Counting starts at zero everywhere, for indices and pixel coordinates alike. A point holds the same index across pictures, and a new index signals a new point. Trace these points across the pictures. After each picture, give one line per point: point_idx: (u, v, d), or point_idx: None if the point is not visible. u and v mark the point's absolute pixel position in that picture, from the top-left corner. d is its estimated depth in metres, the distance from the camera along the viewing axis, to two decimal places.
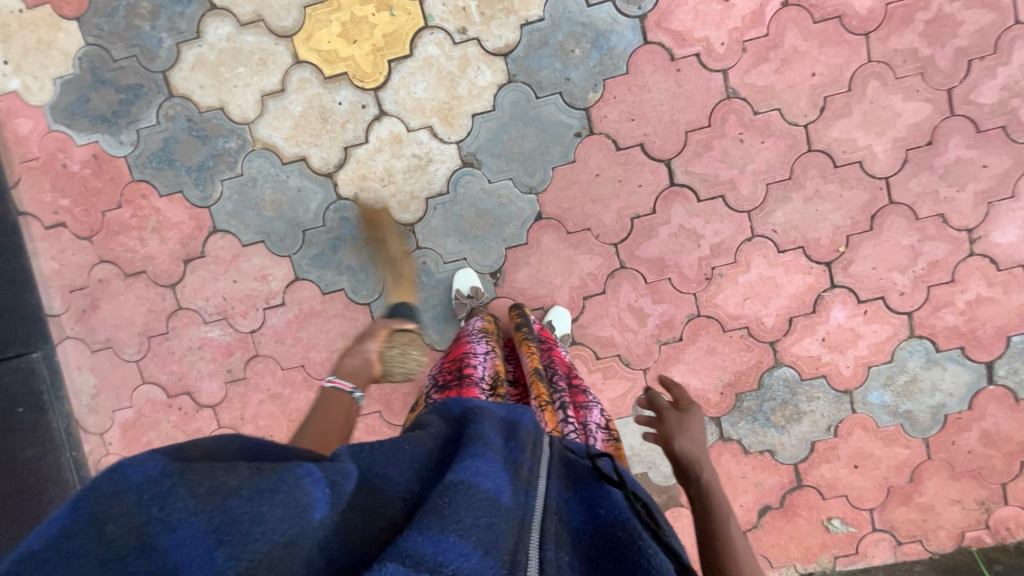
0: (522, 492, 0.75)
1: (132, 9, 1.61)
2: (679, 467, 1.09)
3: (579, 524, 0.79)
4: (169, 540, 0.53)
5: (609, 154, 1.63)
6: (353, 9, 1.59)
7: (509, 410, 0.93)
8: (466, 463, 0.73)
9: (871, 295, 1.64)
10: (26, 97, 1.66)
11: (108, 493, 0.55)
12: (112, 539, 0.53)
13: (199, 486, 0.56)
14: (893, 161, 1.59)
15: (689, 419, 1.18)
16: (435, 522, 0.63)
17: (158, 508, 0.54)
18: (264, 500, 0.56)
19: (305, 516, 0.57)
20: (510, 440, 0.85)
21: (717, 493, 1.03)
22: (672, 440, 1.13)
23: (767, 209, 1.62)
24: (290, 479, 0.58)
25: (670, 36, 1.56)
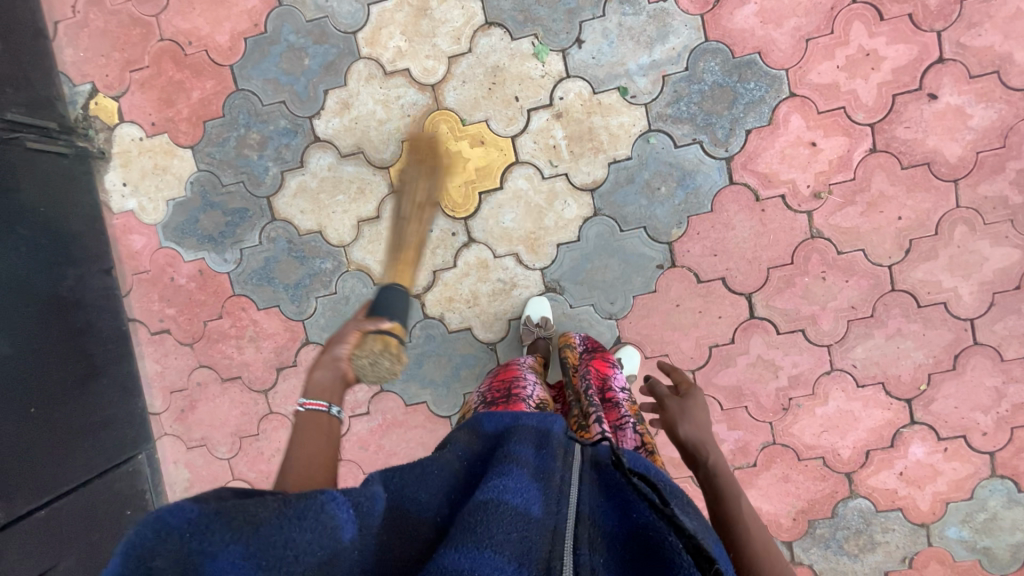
0: (554, 500, 0.82)
1: (242, 140, 1.72)
2: (685, 452, 1.08)
3: (613, 527, 0.83)
4: (215, 564, 0.63)
5: (690, 286, 1.67)
6: (448, 144, 1.68)
7: (540, 420, 0.99)
8: (492, 487, 0.80)
9: (952, 433, 1.64)
10: (141, 216, 1.79)
11: (165, 530, 0.62)
12: (170, 564, 0.62)
13: (234, 519, 0.64)
14: (979, 304, 1.59)
15: (690, 401, 1.16)
16: (469, 538, 0.70)
17: (202, 539, 0.62)
18: (293, 526, 0.66)
19: (331, 536, 0.68)
20: (542, 451, 0.93)
21: (726, 472, 1.01)
22: (675, 426, 1.11)
23: (847, 344, 1.64)
24: (313, 508, 0.68)
25: (756, 177, 1.60)
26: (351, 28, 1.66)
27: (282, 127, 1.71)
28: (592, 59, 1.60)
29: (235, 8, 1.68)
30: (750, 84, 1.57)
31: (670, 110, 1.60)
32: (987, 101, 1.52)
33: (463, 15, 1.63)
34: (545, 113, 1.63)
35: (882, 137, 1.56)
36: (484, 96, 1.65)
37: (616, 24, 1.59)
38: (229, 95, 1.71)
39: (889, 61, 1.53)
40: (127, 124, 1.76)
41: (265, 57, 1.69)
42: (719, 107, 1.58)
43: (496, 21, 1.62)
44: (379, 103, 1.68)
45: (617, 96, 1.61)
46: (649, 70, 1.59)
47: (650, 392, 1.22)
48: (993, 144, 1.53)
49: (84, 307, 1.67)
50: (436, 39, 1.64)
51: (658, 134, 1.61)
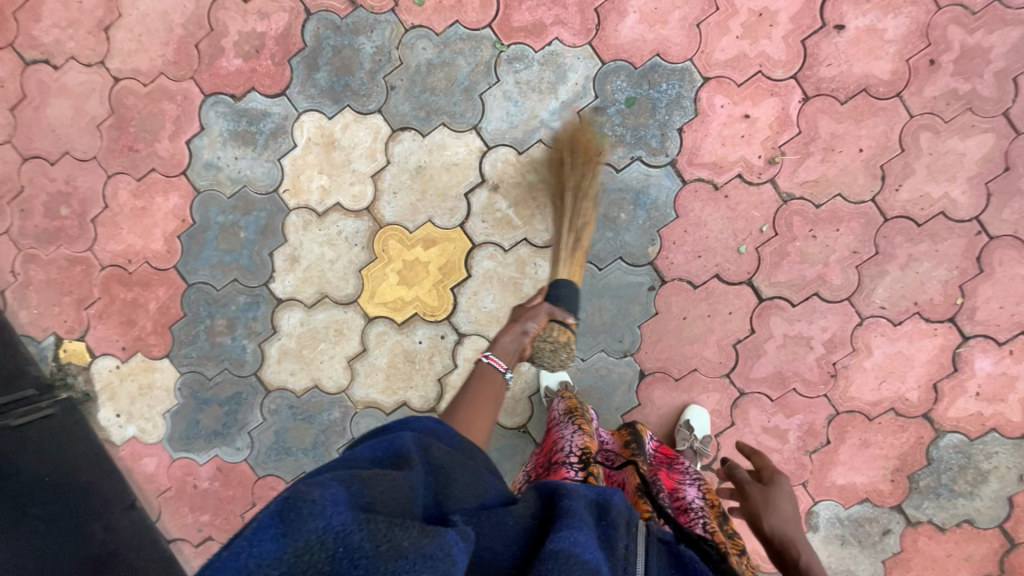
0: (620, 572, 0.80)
1: (210, 329, 1.71)
2: (774, 548, 1.08)
3: None
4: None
5: (689, 294, 1.61)
6: (403, 256, 1.65)
7: (599, 491, 0.87)
8: (561, 538, 0.70)
9: (1011, 334, 1.54)
10: (144, 437, 1.77)
11: (311, 532, 0.54)
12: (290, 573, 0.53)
13: (379, 544, 0.55)
14: (977, 199, 1.52)
15: (776, 492, 1.17)
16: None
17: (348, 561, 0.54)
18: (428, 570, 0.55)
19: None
20: (603, 520, 0.83)
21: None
22: (760, 517, 1.13)
23: (866, 289, 1.57)
24: (444, 547, 0.58)
25: (706, 169, 1.56)
26: (271, 186, 1.65)
27: (244, 302, 1.69)
28: (505, 125, 1.58)
29: (157, 212, 1.68)
30: (662, 86, 1.54)
31: (597, 140, 1.57)
32: (893, 11, 1.49)
33: (369, 132, 1.61)
34: (482, 190, 1.61)
35: (810, 83, 1.52)
36: (419, 198, 1.63)
37: (514, 83, 1.57)
38: (183, 293, 1.70)
39: (783, 12, 1.51)
40: (99, 358, 1.75)
41: (203, 246, 1.68)
42: (642, 119, 1.56)
43: (403, 125, 1.60)
44: (324, 244, 1.66)
45: (543, 148, 1.58)
46: (562, 112, 1.57)
47: (729, 475, 1.23)
48: (918, 46, 1.49)
49: (121, 555, 1.62)
50: (353, 165, 1.63)
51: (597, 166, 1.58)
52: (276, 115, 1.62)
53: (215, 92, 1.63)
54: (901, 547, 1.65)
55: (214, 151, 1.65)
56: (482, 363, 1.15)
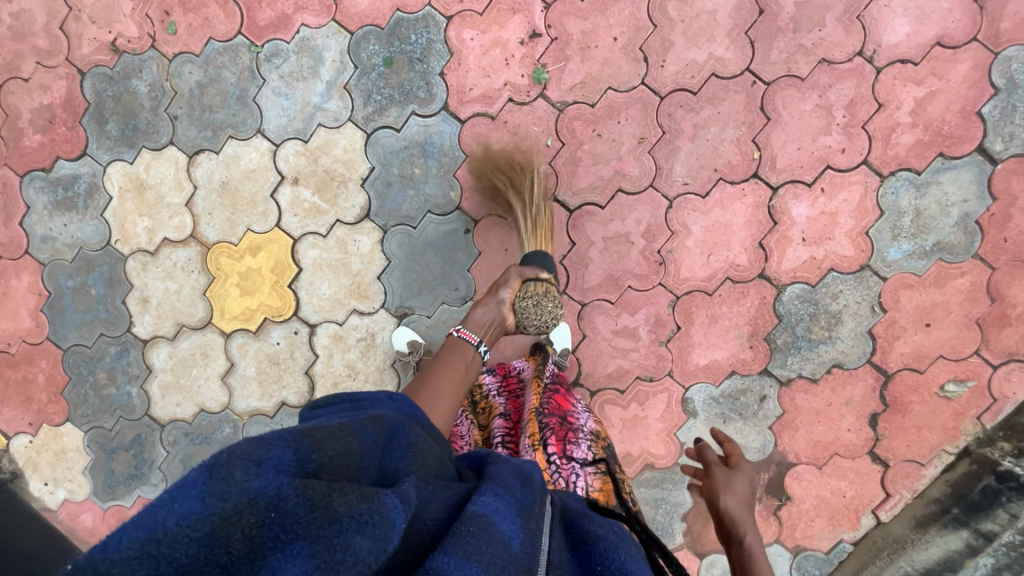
0: (529, 543, 0.74)
1: (96, 384, 1.83)
2: (721, 525, 1.03)
3: (574, 573, 0.78)
4: (281, 560, 0.54)
5: (504, 227, 1.65)
6: (236, 269, 1.73)
7: (520, 464, 0.86)
8: (483, 504, 0.74)
9: (816, 171, 1.53)
10: (74, 497, 1.91)
11: (236, 495, 0.53)
12: (227, 550, 0.52)
13: (315, 511, 0.56)
14: (742, 50, 1.51)
15: (738, 475, 1.09)
16: (462, 547, 0.67)
17: (278, 527, 0.54)
18: (356, 531, 0.57)
19: (389, 546, 0.58)
20: (525, 489, 0.82)
21: (761, 562, 0.97)
22: (716, 497, 1.05)
23: (665, 170, 1.57)
24: (382, 511, 0.59)
25: (478, 103, 1.59)
26: (103, 241, 1.76)
27: (116, 352, 1.81)
28: (284, 120, 1.65)
29: (17, 293, 1.81)
30: (412, 37, 1.58)
31: (371, 107, 1.62)
32: None
33: (170, 164, 1.70)
34: (285, 186, 1.68)
35: None
36: (233, 211, 1.71)
37: (279, 78, 1.63)
38: (63, 359, 1.83)
39: None
40: (14, 437, 1.90)
41: (64, 312, 1.80)
42: (405, 74, 1.59)
43: (197, 148, 1.69)
44: (165, 278, 1.76)
45: (325, 130, 1.64)
46: (331, 91, 1.62)
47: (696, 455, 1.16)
48: None
49: None
50: (166, 199, 1.72)
51: (379, 132, 1.62)
52: (85, 175, 1.73)
53: (28, 170, 1.74)
54: (781, 410, 1.65)
55: (46, 224, 1.77)
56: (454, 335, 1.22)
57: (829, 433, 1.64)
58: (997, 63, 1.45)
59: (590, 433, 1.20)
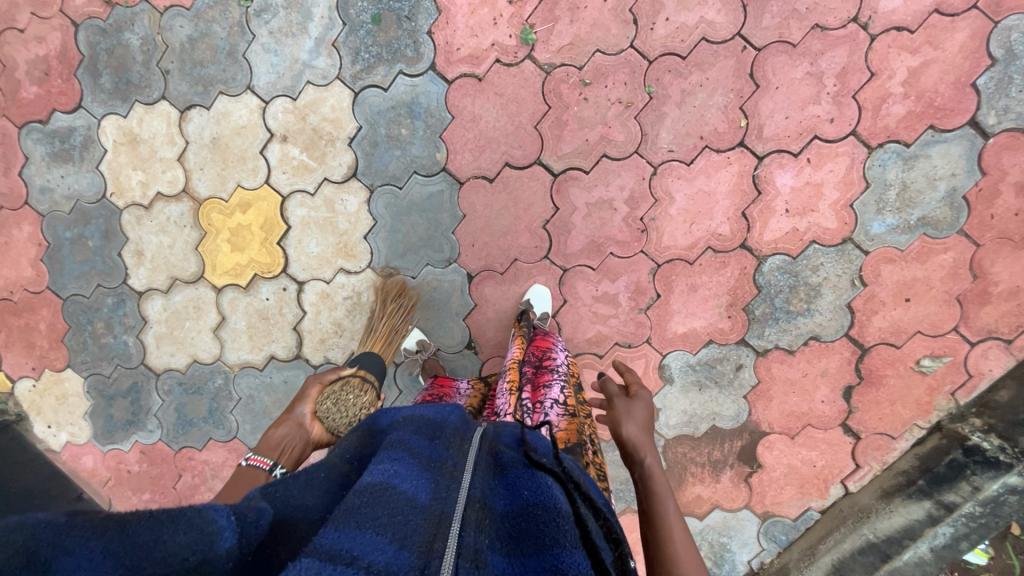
0: (444, 488, 0.78)
1: (95, 333, 1.90)
2: (626, 451, 1.09)
3: (504, 507, 0.80)
4: (66, 563, 0.60)
5: (488, 190, 1.66)
6: (227, 225, 1.77)
7: (437, 411, 0.95)
8: (381, 471, 0.77)
9: (804, 141, 1.51)
10: (77, 439, 2.00)
11: (30, 524, 0.61)
12: (7, 567, 0.58)
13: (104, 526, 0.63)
14: (734, 14, 1.48)
15: (637, 404, 1.18)
16: (353, 518, 0.68)
17: (54, 540, 0.61)
18: (168, 528, 0.62)
19: (214, 539, 0.62)
20: (435, 442, 0.88)
21: (659, 478, 1.01)
22: (619, 426, 1.12)
23: (651, 137, 1.56)
24: (198, 512, 0.63)
25: (466, 63, 1.58)
26: (99, 193, 1.80)
27: (113, 302, 1.87)
28: (273, 77, 1.66)
29: (18, 243, 1.87)
30: None
31: (358, 65, 1.62)
32: None
33: (163, 119, 1.72)
34: (274, 143, 1.70)
35: None
36: (224, 167, 1.73)
37: (268, 34, 1.63)
38: (63, 308, 1.90)
39: None
40: (19, 381, 1.98)
41: (63, 262, 1.86)
42: (392, 32, 1.59)
43: (188, 104, 1.70)
44: (159, 232, 1.80)
45: (314, 88, 1.65)
46: (319, 48, 1.62)
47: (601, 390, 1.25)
48: None
49: None
50: (159, 154, 1.75)
51: (366, 91, 1.63)
52: (81, 128, 1.76)
53: (25, 122, 1.78)
54: (756, 379, 1.67)
55: (43, 175, 1.81)
56: (242, 466, 1.05)
57: (803, 404, 1.66)
58: (997, 33, 1.41)
59: (563, 374, 1.24)
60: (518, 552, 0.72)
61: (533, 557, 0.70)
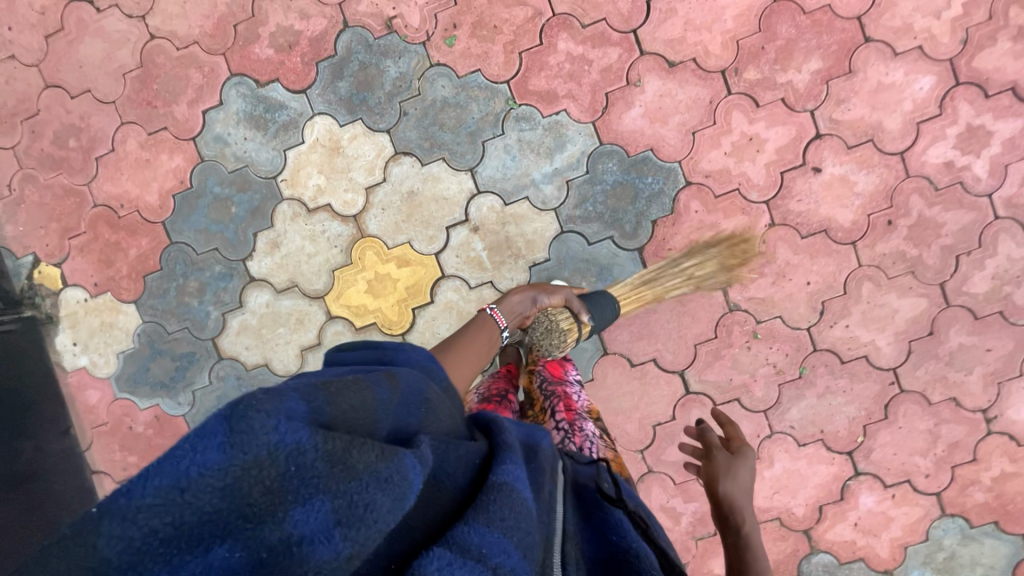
0: (546, 513, 0.82)
1: (181, 289, 1.79)
2: (721, 512, 1.09)
3: (591, 551, 0.88)
4: (298, 516, 0.49)
5: (625, 370, 1.73)
6: (376, 268, 1.75)
7: (527, 431, 0.95)
8: (508, 470, 0.75)
9: (896, 478, 1.69)
10: (94, 370, 1.85)
11: (259, 450, 0.48)
12: (246, 500, 0.48)
13: (335, 462, 0.51)
14: (898, 353, 1.66)
15: (741, 461, 1.15)
16: (483, 516, 0.66)
17: (299, 477, 0.49)
18: (378, 490, 0.53)
19: (406, 507, 0.56)
20: (532, 462, 0.88)
21: (757, 542, 1.03)
22: (717, 481, 1.11)
23: (782, 406, 1.70)
24: (402, 469, 0.56)
25: (669, 263, 1.68)
26: (271, 172, 1.74)
27: (218, 272, 1.78)
28: (498, 174, 1.69)
29: (160, 168, 1.77)
30: (648, 179, 1.66)
31: (578, 211, 1.68)
32: (868, 167, 1.61)
33: (374, 148, 1.71)
34: (463, 228, 1.71)
35: (779, 212, 1.64)
36: (404, 220, 1.73)
37: (516, 139, 1.68)
38: (165, 249, 1.79)
39: (771, 142, 1.62)
40: (70, 287, 1.82)
41: (194, 210, 1.77)
42: (623, 203, 1.67)
43: (406, 150, 1.71)
44: (307, 238, 1.75)
45: (528, 205, 1.69)
46: (553, 177, 1.68)
47: (699, 436, 1.21)
48: (881, 205, 1.62)
49: (43, 476, 1.70)
50: (351, 173, 1.72)
51: (571, 234, 1.69)
52: (292, 109, 1.72)
53: (241, 73, 1.72)
54: None
55: (226, 127, 1.74)
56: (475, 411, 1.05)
57: None
58: None
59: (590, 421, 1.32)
60: None
61: None
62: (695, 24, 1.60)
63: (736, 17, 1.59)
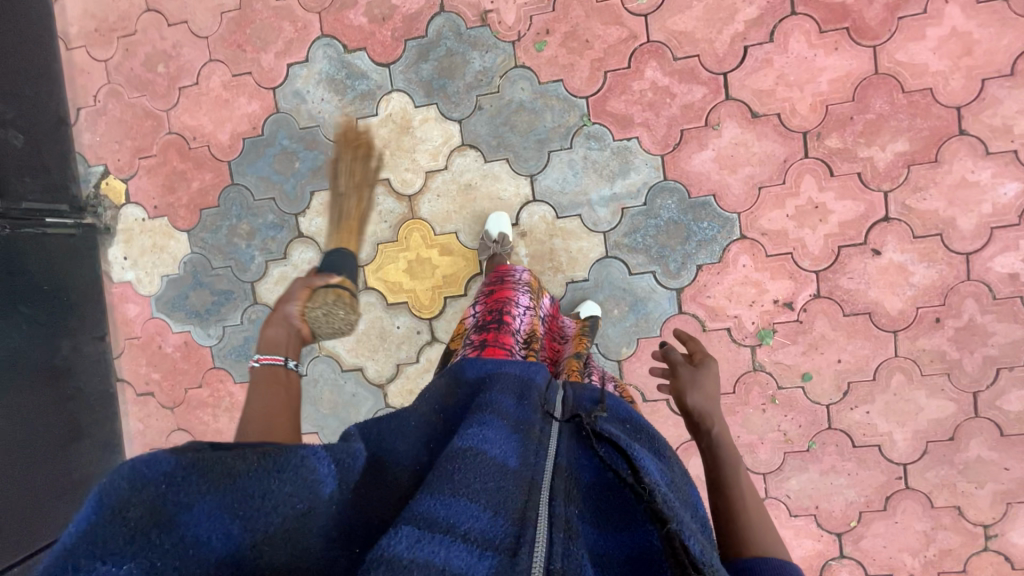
0: (534, 452, 0.85)
1: (233, 229, 1.86)
2: (691, 421, 1.11)
3: (590, 479, 0.83)
4: (191, 518, 0.58)
5: (637, 403, 1.75)
6: (419, 251, 1.79)
7: (523, 369, 1.05)
8: (470, 437, 0.83)
9: (880, 571, 1.68)
10: (137, 287, 1.94)
11: (127, 487, 0.57)
12: (131, 524, 0.56)
13: (211, 471, 0.61)
14: (913, 450, 1.64)
15: (703, 374, 1.18)
16: (446, 487, 0.73)
17: (179, 490, 0.59)
18: (274, 479, 0.63)
19: (315, 487, 0.66)
20: (523, 401, 0.97)
21: (727, 443, 1.05)
22: (684, 393, 1.14)
23: (783, 474, 1.70)
24: (293, 459, 0.66)
25: (704, 310, 1.68)
26: (339, 137, 1.78)
27: (270, 221, 1.84)
28: (556, 187, 1.70)
29: (236, 111, 1.82)
30: (703, 223, 1.65)
31: (626, 239, 1.68)
32: (929, 260, 1.57)
33: (442, 135, 1.74)
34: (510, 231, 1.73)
35: (827, 284, 1.62)
36: (455, 211, 1.76)
37: (582, 157, 1.68)
38: (225, 188, 1.85)
39: (836, 214, 1.59)
40: (132, 205, 1.91)
41: (259, 157, 1.82)
42: (673, 242, 1.67)
43: (472, 144, 1.73)
44: (359, 208, 1.80)
45: (579, 223, 1.70)
46: (610, 201, 1.68)
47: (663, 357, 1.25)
48: (932, 300, 1.59)
49: (75, 376, 1.81)
50: (415, 155, 1.75)
51: (614, 260, 1.70)
52: (372, 81, 1.75)
53: (331, 35, 1.75)
54: None
55: (307, 84, 1.78)
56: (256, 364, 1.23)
57: None
58: None
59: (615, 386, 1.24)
60: (608, 524, 0.77)
61: (622, 532, 0.76)
62: (788, 79, 1.57)
63: (831, 81, 1.56)
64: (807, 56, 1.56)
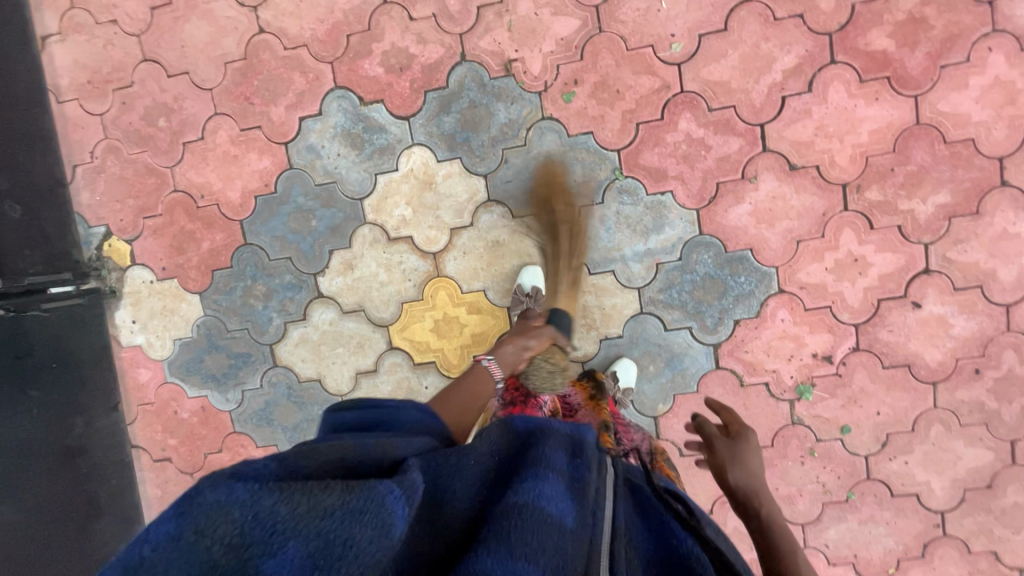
0: (589, 513, 0.82)
1: (248, 290, 1.78)
2: (736, 501, 1.04)
3: (647, 551, 0.84)
4: (269, 563, 0.59)
5: (674, 457, 1.72)
6: (446, 309, 1.72)
7: (574, 428, 1.00)
8: (527, 490, 0.79)
9: None
10: (148, 351, 1.84)
11: (209, 513, 0.57)
12: (211, 561, 0.57)
13: (297, 506, 0.60)
14: (951, 497, 1.64)
15: (742, 444, 1.11)
16: (504, 546, 0.69)
17: (262, 531, 0.59)
18: (354, 522, 0.62)
19: (391, 530, 0.64)
20: (576, 459, 0.92)
21: (780, 526, 0.99)
22: (725, 471, 1.07)
23: (821, 524, 1.70)
24: (377, 497, 0.64)
25: (742, 364, 1.65)
26: (358, 194, 1.70)
27: (287, 281, 1.76)
28: (589, 242, 1.64)
29: (246, 167, 1.73)
30: (741, 278, 1.61)
31: (662, 295, 1.64)
32: (969, 312, 1.55)
33: (467, 191, 1.66)
34: None
35: (866, 337, 1.60)
36: (483, 268, 1.69)
37: (614, 212, 1.62)
38: (238, 248, 1.76)
39: (876, 267, 1.56)
40: (137, 266, 1.81)
41: (274, 216, 1.73)
42: (710, 297, 1.62)
43: (499, 199, 1.66)
44: (382, 266, 1.72)
45: (612, 279, 1.65)
46: (644, 257, 1.63)
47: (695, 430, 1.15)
48: (972, 351, 1.57)
49: (89, 452, 1.72)
50: (439, 211, 1.68)
51: (650, 317, 1.65)
52: (391, 134, 1.66)
53: (346, 87, 1.66)
54: None
55: (321, 139, 1.69)
56: None
57: None
58: None
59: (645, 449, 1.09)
60: None
61: None
62: (827, 130, 1.53)
63: (871, 132, 1.52)
64: (846, 106, 1.52)
